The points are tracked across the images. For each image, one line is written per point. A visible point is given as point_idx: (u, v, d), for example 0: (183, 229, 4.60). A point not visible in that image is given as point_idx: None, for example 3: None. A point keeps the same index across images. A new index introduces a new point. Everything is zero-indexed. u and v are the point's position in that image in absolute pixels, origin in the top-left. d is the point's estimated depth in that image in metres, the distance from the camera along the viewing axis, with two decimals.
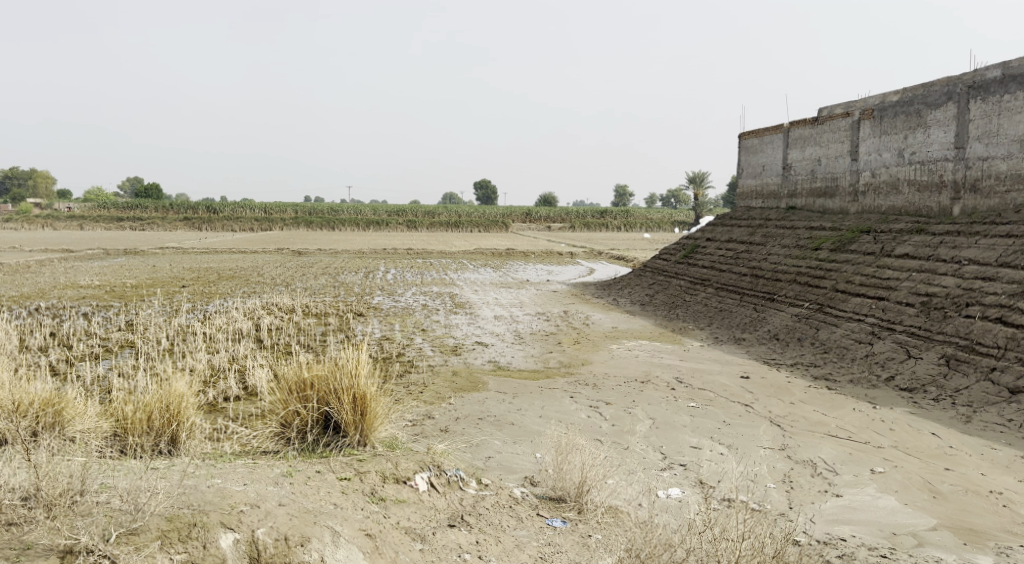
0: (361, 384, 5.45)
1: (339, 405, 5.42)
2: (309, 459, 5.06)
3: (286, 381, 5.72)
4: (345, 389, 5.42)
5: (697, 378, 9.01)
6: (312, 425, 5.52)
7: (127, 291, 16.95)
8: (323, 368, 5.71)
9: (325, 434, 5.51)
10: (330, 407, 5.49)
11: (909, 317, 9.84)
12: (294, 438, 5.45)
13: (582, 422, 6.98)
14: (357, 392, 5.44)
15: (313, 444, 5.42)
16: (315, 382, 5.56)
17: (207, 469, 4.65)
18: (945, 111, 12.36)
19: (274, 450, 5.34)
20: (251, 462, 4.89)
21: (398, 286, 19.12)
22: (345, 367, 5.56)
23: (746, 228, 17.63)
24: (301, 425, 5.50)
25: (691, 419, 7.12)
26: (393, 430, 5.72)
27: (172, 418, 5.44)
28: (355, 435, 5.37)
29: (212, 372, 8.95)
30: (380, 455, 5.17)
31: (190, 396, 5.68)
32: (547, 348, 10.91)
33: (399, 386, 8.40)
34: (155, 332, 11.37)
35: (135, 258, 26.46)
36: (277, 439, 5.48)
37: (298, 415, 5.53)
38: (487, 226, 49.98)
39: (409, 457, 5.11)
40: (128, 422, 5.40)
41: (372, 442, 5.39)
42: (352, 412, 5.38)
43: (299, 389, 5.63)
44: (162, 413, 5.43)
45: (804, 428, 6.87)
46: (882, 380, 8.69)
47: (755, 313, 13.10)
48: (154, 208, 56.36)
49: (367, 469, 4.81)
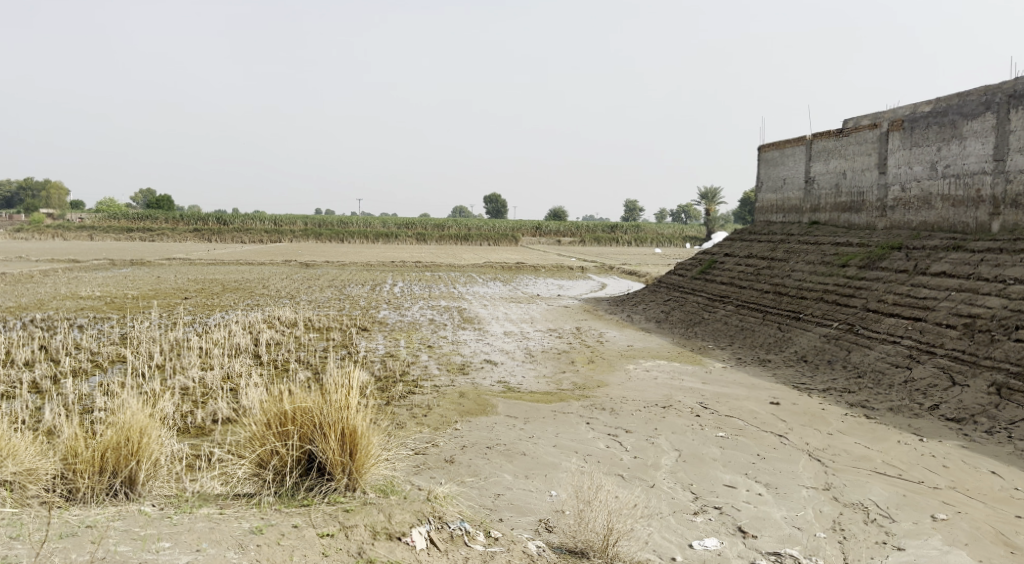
0: (352, 418, 4.86)
1: (325, 444, 4.80)
2: (289, 509, 4.49)
3: (263, 411, 5.09)
4: (333, 423, 4.82)
5: (722, 403, 8.36)
6: (292, 465, 4.89)
7: (126, 302, 16.45)
8: (308, 397, 5.07)
9: (307, 475, 4.89)
10: (314, 445, 4.87)
11: (950, 341, 9.16)
12: (270, 481, 4.83)
13: (600, 453, 6.34)
14: (345, 429, 4.83)
15: (293, 489, 4.81)
16: (298, 415, 4.93)
17: (157, 528, 4.13)
18: (983, 121, 11.72)
19: (248, 496, 4.74)
20: (217, 515, 4.34)
21: (405, 299, 18.54)
22: (335, 397, 4.97)
23: (766, 243, 16.98)
24: (280, 465, 4.87)
25: (721, 451, 6.45)
26: (390, 471, 5.10)
27: (130, 455, 4.80)
28: (344, 478, 4.78)
29: (203, 392, 8.37)
30: (371, 503, 4.56)
31: (155, 427, 5.04)
32: (560, 367, 10.28)
33: (401, 409, 7.81)
34: (147, 345, 10.82)
35: (140, 268, 26.00)
36: (252, 481, 4.86)
37: (276, 454, 4.91)
38: (498, 239, 49.37)
39: (406, 508, 4.51)
40: (71, 462, 4.78)
41: (361, 487, 4.79)
42: (341, 451, 4.79)
43: (279, 422, 4.99)
44: (119, 449, 4.79)
45: (847, 463, 6.21)
46: (925, 408, 8.02)
47: (780, 333, 12.44)
48: (165, 218, 56.08)
49: (355, 523, 4.26)
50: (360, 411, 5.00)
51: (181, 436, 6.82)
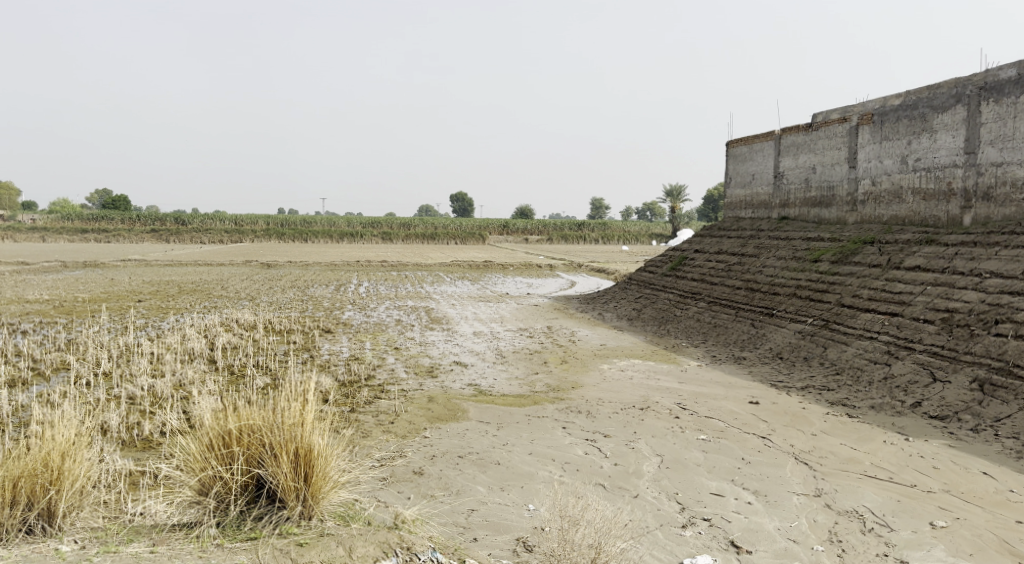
0: (306, 437, 4.50)
1: (277, 469, 4.45)
2: (235, 543, 4.20)
3: (206, 430, 4.69)
4: (285, 444, 4.46)
5: (701, 404, 8.08)
6: (239, 492, 4.53)
7: (76, 306, 15.75)
8: (257, 414, 4.68)
9: (256, 503, 4.53)
10: (264, 470, 4.51)
11: (929, 336, 8.99)
12: (213, 510, 4.47)
13: (578, 460, 6.00)
14: (299, 451, 4.47)
15: (240, 518, 4.45)
16: (245, 436, 4.55)
17: None
18: (954, 114, 11.62)
19: (187, 527, 4.39)
20: (150, 556, 4.04)
21: (370, 299, 18.06)
22: (287, 414, 4.61)
23: (736, 238, 16.81)
24: (224, 492, 4.51)
25: (704, 456, 6.15)
26: (352, 494, 4.74)
27: (48, 484, 4.39)
28: (298, 504, 4.42)
29: (153, 401, 7.89)
30: (329, 534, 4.28)
31: (79, 450, 4.63)
32: (532, 368, 9.94)
33: (367, 416, 7.41)
34: (95, 351, 10.25)
35: (93, 270, 25.10)
36: (192, 509, 4.51)
37: (220, 480, 4.54)
38: (464, 238, 48.92)
39: (368, 539, 4.24)
40: None
41: (318, 514, 4.44)
42: (293, 476, 4.42)
43: (224, 444, 4.61)
44: (36, 479, 4.37)
45: (836, 466, 5.94)
46: (907, 406, 7.82)
47: (753, 330, 12.23)
48: (121, 219, 54.57)
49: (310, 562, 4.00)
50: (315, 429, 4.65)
51: (128, 453, 6.35)
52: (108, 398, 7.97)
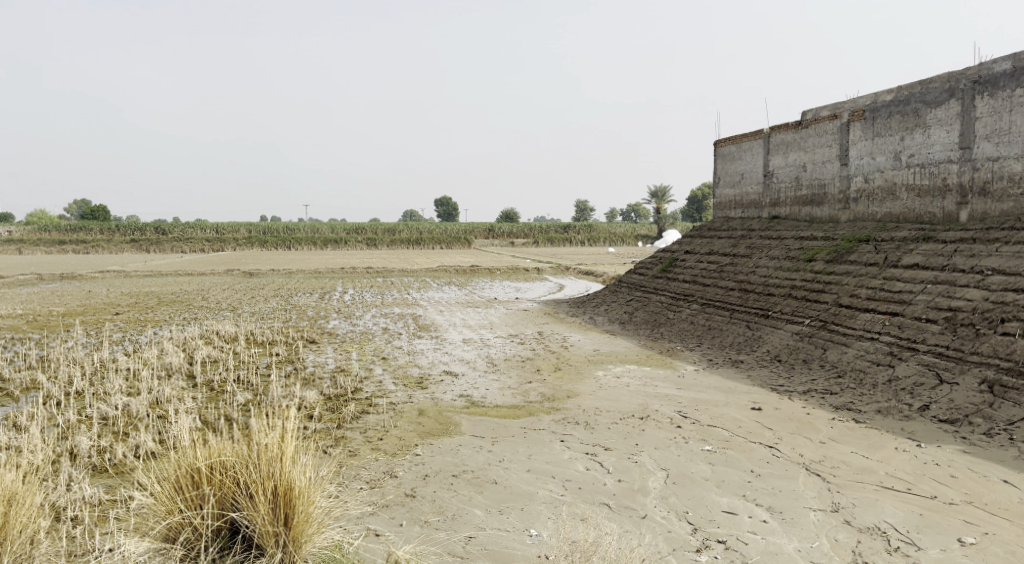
0: (285, 473, 4.27)
1: (255, 511, 4.23)
2: None
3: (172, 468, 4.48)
4: (262, 482, 4.25)
5: (702, 412, 7.79)
6: (210, 538, 4.33)
7: (51, 321, 15.28)
8: (229, 451, 4.48)
9: (229, 548, 4.33)
10: (239, 514, 4.34)
11: (932, 336, 8.75)
12: (182, 557, 4.25)
13: (580, 477, 5.69)
14: (279, 490, 4.25)
15: None
16: (217, 476, 4.37)
17: None
18: (947, 109, 11.41)
19: None
20: None
21: (355, 307, 17.68)
22: (263, 445, 4.38)
23: (727, 239, 16.57)
24: (194, 538, 4.30)
25: (712, 469, 5.85)
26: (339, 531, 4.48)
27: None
28: (278, 548, 4.21)
29: (127, 422, 7.55)
30: None
31: (27, 493, 4.43)
32: (525, 376, 9.62)
33: (355, 433, 7.09)
34: (69, 369, 9.85)
35: (71, 282, 24.54)
36: (158, 556, 4.26)
37: (189, 524, 4.34)
38: (450, 242, 48.58)
39: None
40: None
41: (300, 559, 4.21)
42: (272, 519, 4.21)
43: (194, 484, 4.40)
44: None
45: (850, 477, 5.66)
46: (915, 409, 7.58)
47: (749, 332, 11.98)
48: (100, 229, 53.80)
49: None
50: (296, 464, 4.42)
51: (99, 481, 5.99)
52: (80, 420, 7.61)
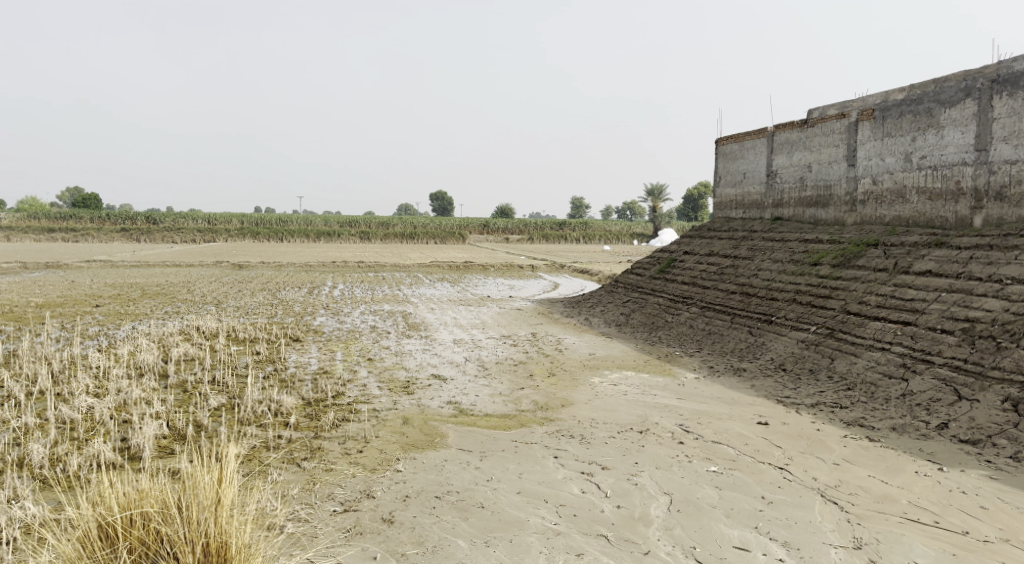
0: (220, 528, 4.14)
1: None
2: None
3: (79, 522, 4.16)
4: (193, 538, 4.10)
5: (705, 425, 7.29)
6: None
7: (26, 312, 14.69)
8: (151, 500, 4.22)
9: None
10: None
11: (948, 348, 8.26)
12: None
13: (575, 502, 5.21)
14: (212, 549, 4.11)
15: None
16: (136, 532, 4.14)
17: None
18: (963, 109, 10.92)
19: None
20: None
21: (344, 303, 17.11)
22: (197, 490, 4.22)
23: (728, 240, 16.05)
24: None
25: (718, 494, 5.35)
26: None
27: None
28: None
29: (88, 427, 7.09)
30: None
31: None
32: (517, 382, 9.10)
33: (333, 443, 6.59)
34: (36, 365, 9.33)
35: (55, 272, 23.89)
36: None
37: None
38: (444, 237, 47.96)
39: None
40: None
41: None
42: None
43: (109, 542, 4.14)
44: None
45: (870, 507, 5.19)
46: (933, 428, 7.11)
47: (752, 339, 11.48)
48: (91, 218, 53.05)
49: None
50: (230, 513, 4.29)
51: (49, 499, 5.50)
52: (38, 425, 7.12)
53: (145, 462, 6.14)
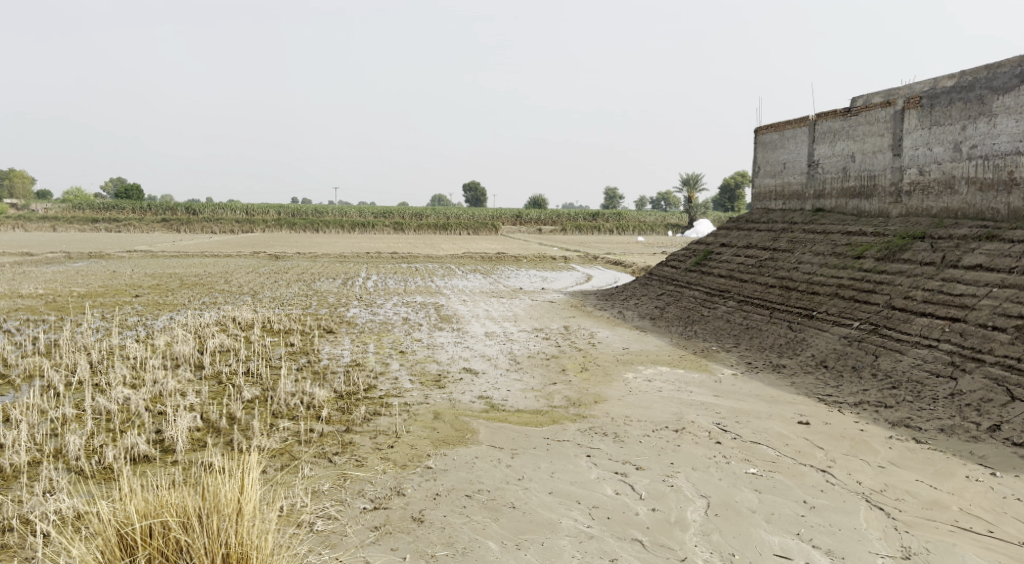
0: (240, 538, 4.05)
1: None
2: None
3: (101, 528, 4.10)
4: (212, 548, 4.02)
5: (744, 424, 7.08)
6: None
7: (68, 302, 14.92)
8: (171, 506, 4.15)
9: None
10: None
11: (1000, 345, 7.92)
12: None
13: (609, 503, 5.06)
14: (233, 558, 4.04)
15: None
16: (156, 541, 4.08)
17: None
18: (1017, 96, 10.48)
19: None
20: None
21: (378, 294, 17.11)
22: (218, 498, 4.13)
23: (767, 231, 15.70)
24: None
25: (758, 498, 5.16)
26: None
27: None
28: None
29: (123, 419, 7.12)
30: None
31: None
32: (550, 377, 8.96)
33: (364, 438, 6.52)
34: (75, 355, 9.43)
35: (97, 262, 24.30)
36: None
37: None
38: (477, 228, 47.90)
39: None
40: None
41: None
42: None
43: (130, 549, 4.09)
44: None
45: (918, 514, 4.96)
46: (984, 430, 6.82)
47: (792, 334, 11.18)
48: (132, 208, 53.99)
49: None
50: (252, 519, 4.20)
51: (82, 493, 5.49)
52: (76, 416, 7.16)
53: (178, 455, 6.13)
